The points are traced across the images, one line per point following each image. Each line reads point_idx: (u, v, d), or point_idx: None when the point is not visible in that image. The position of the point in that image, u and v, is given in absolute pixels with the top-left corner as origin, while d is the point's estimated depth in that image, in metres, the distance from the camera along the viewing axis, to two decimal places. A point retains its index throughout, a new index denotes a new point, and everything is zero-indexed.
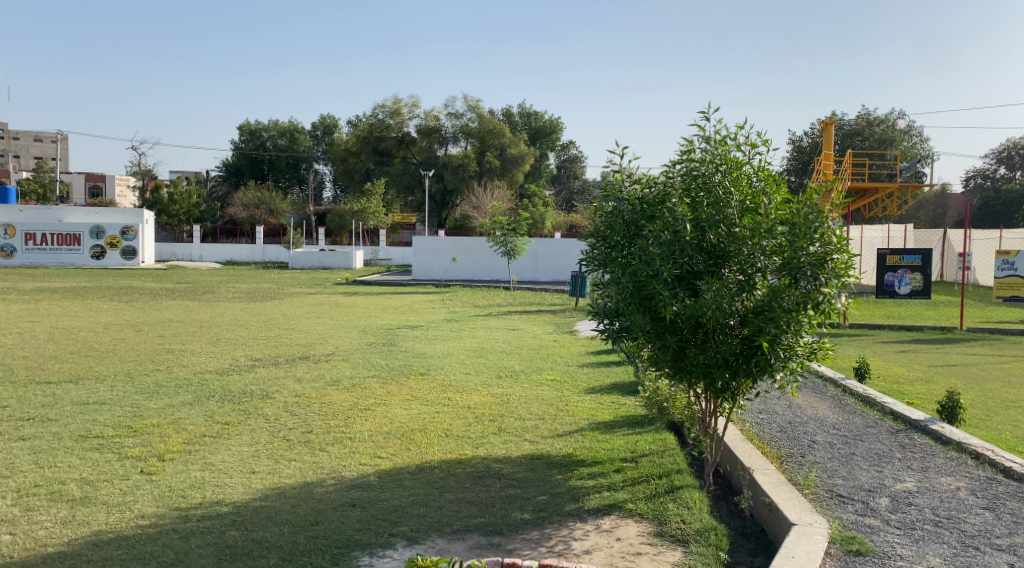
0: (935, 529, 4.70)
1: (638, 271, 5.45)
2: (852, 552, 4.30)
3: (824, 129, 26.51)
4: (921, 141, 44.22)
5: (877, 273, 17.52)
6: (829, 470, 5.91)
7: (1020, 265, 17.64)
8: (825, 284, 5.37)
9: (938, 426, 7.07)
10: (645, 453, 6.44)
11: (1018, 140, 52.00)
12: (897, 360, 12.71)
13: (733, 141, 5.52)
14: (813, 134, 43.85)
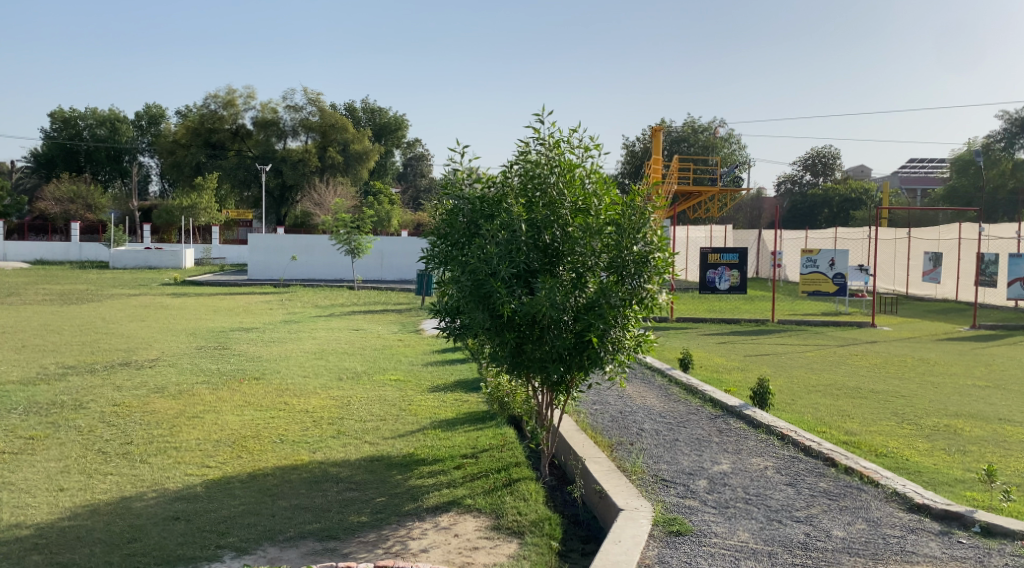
0: (745, 505, 5.11)
1: (477, 270, 5.52)
2: (672, 533, 4.58)
3: (652, 134, 28.04)
4: (739, 148, 47.70)
5: (700, 271, 18.73)
6: (655, 456, 6.27)
7: (821, 263, 19.48)
8: (648, 281, 5.70)
9: (751, 412, 7.68)
10: (485, 448, 6.54)
11: (820, 149, 57.42)
12: (717, 351, 13.67)
13: (566, 143, 5.71)
14: (645, 139, 46.21)
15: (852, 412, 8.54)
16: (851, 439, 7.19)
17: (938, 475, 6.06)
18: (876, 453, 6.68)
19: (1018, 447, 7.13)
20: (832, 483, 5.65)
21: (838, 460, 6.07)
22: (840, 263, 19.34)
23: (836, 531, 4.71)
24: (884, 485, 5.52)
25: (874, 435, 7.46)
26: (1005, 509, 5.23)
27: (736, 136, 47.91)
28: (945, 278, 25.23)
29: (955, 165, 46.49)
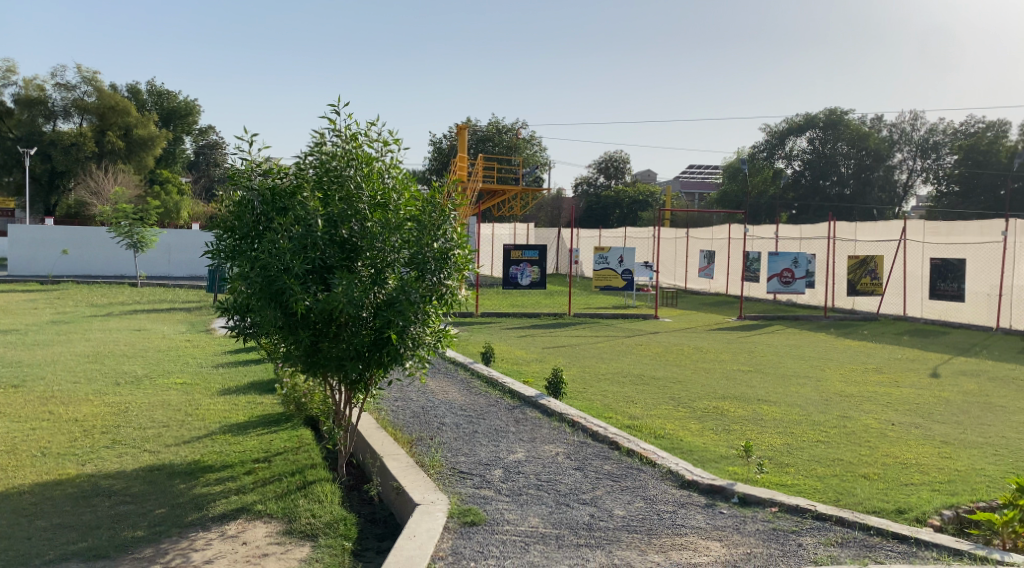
0: (537, 492, 5.33)
1: (268, 266, 5.28)
2: (466, 524, 4.68)
3: (457, 132, 28.35)
4: (540, 149, 49.48)
5: (503, 267, 19.24)
6: (453, 449, 6.36)
7: (612, 260, 20.73)
8: (448, 278, 5.75)
9: (547, 401, 8.01)
10: (278, 451, 6.29)
11: (612, 154, 61.05)
12: (517, 344, 14.14)
13: (363, 137, 5.63)
14: (450, 137, 46.62)
15: (636, 398, 9.16)
16: (634, 423, 7.71)
17: (706, 453, 6.67)
18: (655, 435, 7.23)
19: (773, 424, 8.02)
20: (615, 465, 6.03)
21: (621, 444, 6.51)
22: (629, 260, 20.71)
23: (617, 510, 5.04)
24: (659, 464, 5.99)
25: (654, 418, 8.07)
26: (760, 479, 5.87)
27: (537, 137, 49.65)
28: (718, 274, 27.79)
29: (729, 172, 51.34)
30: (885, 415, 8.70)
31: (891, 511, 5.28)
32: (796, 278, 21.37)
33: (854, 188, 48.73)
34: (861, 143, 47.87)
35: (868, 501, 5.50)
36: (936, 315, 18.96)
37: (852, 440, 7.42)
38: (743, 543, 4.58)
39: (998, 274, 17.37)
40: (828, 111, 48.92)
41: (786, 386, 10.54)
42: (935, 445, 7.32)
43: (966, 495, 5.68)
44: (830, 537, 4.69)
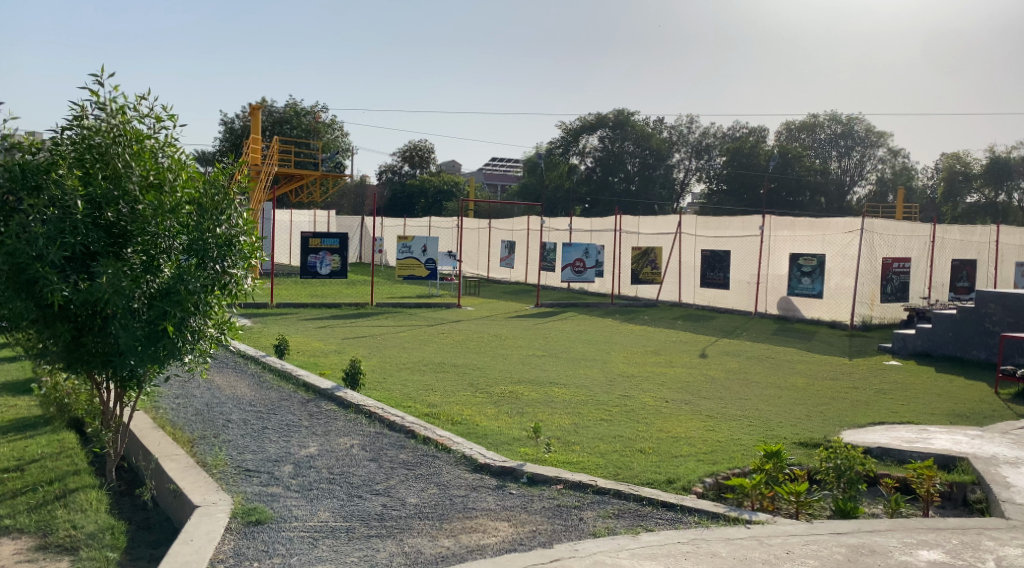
0: (328, 486, 5.20)
1: (17, 252, 4.67)
2: (250, 523, 4.46)
3: (250, 112, 26.90)
4: (342, 135, 48.25)
5: (301, 255, 18.56)
6: (240, 447, 6.05)
7: (415, 249, 20.68)
8: (233, 265, 5.43)
9: (342, 393, 7.84)
10: (34, 459, 5.64)
11: (417, 143, 60.85)
12: (315, 335, 13.70)
13: (132, 111, 5.15)
14: (243, 117, 44.18)
15: (435, 386, 9.23)
16: (431, 411, 7.76)
17: (500, 436, 6.87)
18: (452, 422, 7.32)
19: (563, 405, 8.42)
20: (410, 453, 6.04)
21: (418, 432, 6.53)
22: (431, 249, 20.78)
23: (410, 498, 5.04)
24: (453, 450, 6.08)
25: (451, 405, 8.18)
26: (548, 458, 6.15)
27: (338, 122, 48.32)
28: (517, 264, 28.69)
29: (527, 166, 52.87)
30: (661, 394, 9.44)
31: (662, 482, 5.73)
32: (587, 268, 22.55)
33: (638, 185, 52.39)
34: (645, 143, 51.60)
35: (643, 473, 5.94)
36: (707, 301, 20.86)
37: (633, 418, 7.97)
38: (530, 521, 4.76)
39: (757, 264, 19.43)
40: (617, 112, 52.14)
41: (576, 369, 11.11)
42: (702, 419, 8.06)
43: (725, 462, 6.31)
44: (609, 509, 5.01)
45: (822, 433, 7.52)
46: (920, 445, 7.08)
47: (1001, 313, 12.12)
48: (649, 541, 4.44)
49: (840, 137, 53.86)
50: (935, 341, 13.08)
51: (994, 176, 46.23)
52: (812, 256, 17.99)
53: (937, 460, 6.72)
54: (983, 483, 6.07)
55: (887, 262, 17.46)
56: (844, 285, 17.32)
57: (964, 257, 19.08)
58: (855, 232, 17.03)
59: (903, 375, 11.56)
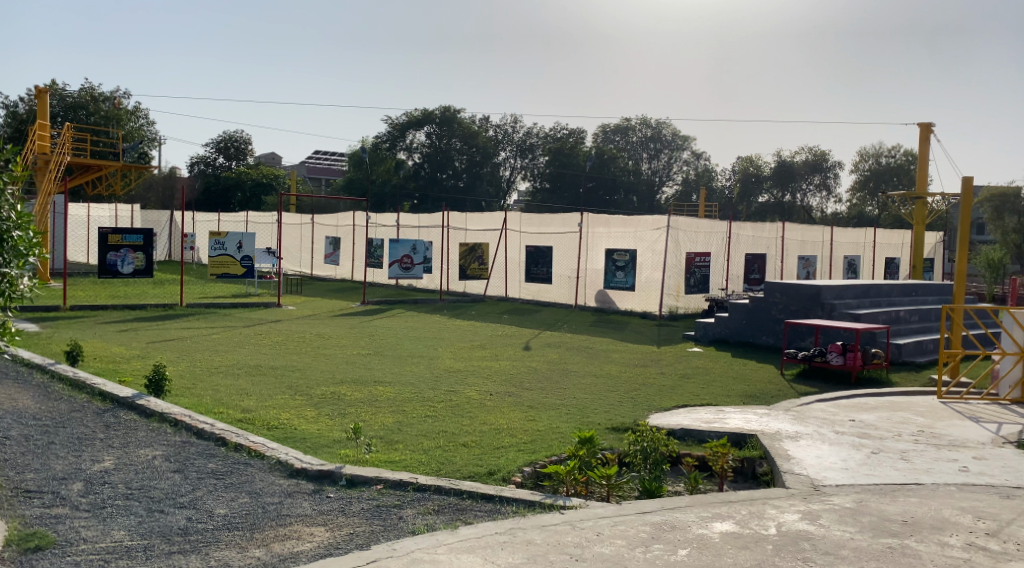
0: (125, 502, 4.81)
1: None
2: (28, 551, 4.02)
3: (37, 96, 24.34)
4: (147, 123, 44.86)
5: (99, 253, 16.99)
6: (19, 466, 5.44)
7: (229, 245, 19.62)
8: (6, 265, 4.86)
9: (144, 401, 7.29)
10: None
11: (233, 133, 57.81)
12: (115, 339, 12.65)
13: None
14: (30, 101, 39.96)
15: (250, 390, 8.80)
16: (245, 416, 7.39)
17: (319, 438, 6.67)
18: (268, 427, 7.01)
19: (386, 404, 8.33)
20: (220, 462, 5.72)
21: (228, 439, 6.19)
22: (248, 246, 19.82)
23: (218, 509, 4.77)
24: (267, 456, 5.83)
25: (269, 409, 7.84)
26: (369, 459, 6.04)
27: (142, 110, 44.87)
28: (342, 260, 28.09)
29: (351, 161, 51.66)
30: (484, 387, 9.58)
31: (482, 474, 5.82)
32: (414, 264, 22.46)
33: (466, 181, 52.80)
34: (471, 140, 52.23)
35: (464, 467, 5.99)
36: (530, 295, 21.47)
37: (456, 412, 8.02)
38: (347, 524, 4.66)
39: (575, 259, 20.23)
40: (443, 109, 52.16)
41: (401, 366, 11.04)
42: (523, 410, 8.26)
43: (543, 451, 6.51)
44: (428, 506, 5.01)
45: (632, 418, 7.95)
46: (717, 425, 7.68)
47: (785, 302, 13.44)
48: (467, 534, 4.49)
49: (650, 140, 57.32)
50: (732, 328, 14.24)
51: (780, 178, 51.25)
52: (625, 251, 19.03)
53: (731, 438, 7.32)
54: (769, 456, 6.69)
55: (690, 256, 18.78)
56: (653, 278, 18.45)
57: (756, 252, 20.92)
58: (663, 228, 18.20)
59: (705, 360, 12.51)
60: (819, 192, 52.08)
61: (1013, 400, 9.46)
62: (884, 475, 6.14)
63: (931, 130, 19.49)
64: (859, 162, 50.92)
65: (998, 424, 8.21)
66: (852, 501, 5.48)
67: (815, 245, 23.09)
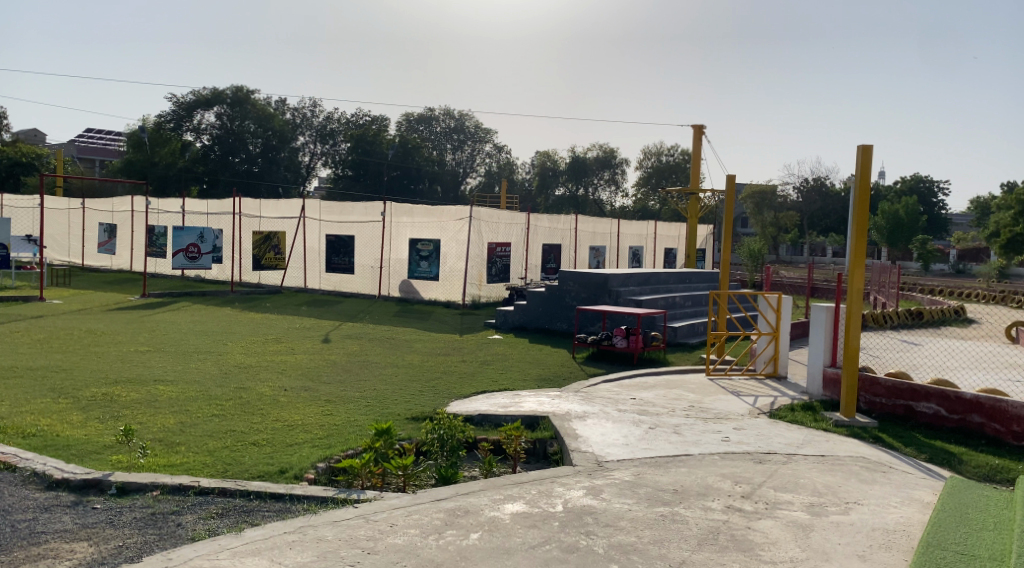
0: None
1: None
2: None
3: None
4: None
5: None
6: None
7: None
8: None
9: None
10: None
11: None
12: None
13: None
14: None
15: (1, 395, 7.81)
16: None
17: (87, 445, 6.06)
18: (23, 435, 6.26)
19: (167, 404, 7.73)
20: None
21: None
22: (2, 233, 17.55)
23: None
24: (21, 468, 5.22)
25: (24, 415, 7.00)
26: (144, 464, 5.58)
27: None
28: (119, 250, 25.74)
29: (129, 141, 46.78)
30: (279, 382, 9.18)
31: (273, 473, 5.57)
32: (202, 254, 21.02)
33: (261, 166, 50.30)
34: (266, 123, 49.71)
35: (254, 466, 5.71)
36: (331, 286, 20.93)
37: (246, 410, 7.62)
38: (115, 536, 4.27)
39: (378, 249, 19.99)
40: (235, 89, 49.42)
41: (185, 363, 10.32)
42: (319, 404, 8.03)
43: (338, 445, 6.36)
44: (211, 510, 4.71)
45: (431, 407, 7.99)
46: (512, 409, 7.92)
47: (576, 289, 14.15)
48: (251, 536, 4.28)
49: (453, 131, 57.76)
50: (528, 316, 14.76)
51: (575, 173, 53.82)
52: (428, 241, 19.09)
53: (525, 421, 7.58)
54: (558, 436, 7.02)
55: (491, 246, 19.19)
56: (455, 267, 18.66)
57: (551, 242, 21.81)
58: (465, 218, 18.48)
59: (503, 347, 12.85)
60: (609, 186, 55.27)
61: (768, 374, 10.63)
62: (660, 448, 6.65)
63: (702, 132, 21.32)
64: (643, 159, 54.76)
65: (755, 397, 9.18)
66: (631, 474, 5.88)
67: (604, 236, 24.47)
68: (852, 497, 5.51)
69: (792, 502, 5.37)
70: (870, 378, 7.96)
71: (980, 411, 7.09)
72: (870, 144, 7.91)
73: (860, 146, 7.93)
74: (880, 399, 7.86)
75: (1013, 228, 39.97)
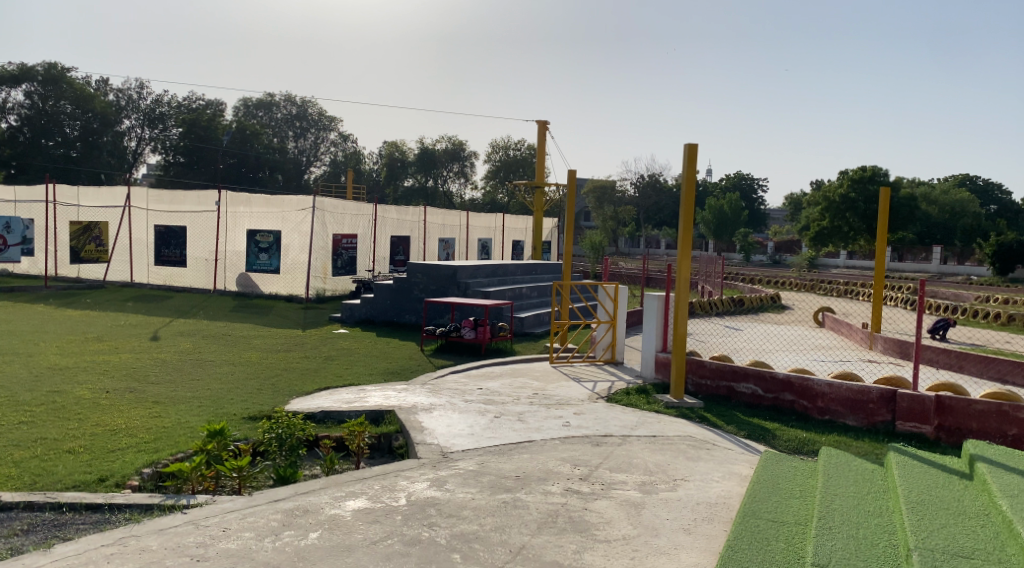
0: None
1: None
2: None
3: None
4: None
5: None
6: None
7: None
8: None
9: None
10: None
11: None
12: None
13: None
14: None
15: None
16: None
17: None
18: None
19: None
20: None
21: None
22: None
23: None
24: None
25: None
26: None
27: None
28: None
29: None
30: (98, 384, 8.51)
31: (91, 482, 5.17)
32: (9, 246, 20.30)
33: (80, 151, 46.22)
34: (84, 104, 45.81)
35: (69, 476, 5.28)
36: (161, 280, 19.66)
37: (61, 415, 7.03)
38: None
39: (213, 240, 18.99)
40: (47, 65, 45.02)
41: None
42: (146, 406, 7.54)
43: (167, 449, 5.99)
44: (14, 527, 4.31)
45: (270, 405, 7.70)
46: (356, 404, 7.79)
47: (424, 282, 14.12)
48: (62, 552, 3.96)
49: (295, 118, 55.75)
50: (374, 308, 14.55)
51: (424, 165, 53.43)
52: (268, 233, 18.35)
53: (369, 416, 7.48)
54: (403, 430, 6.98)
55: (336, 238, 18.71)
56: (298, 260, 18.04)
57: (399, 234, 21.59)
58: (307, 209, 17.89)
59: (347, 341, 12.60)
60: (457, 178, 55.54)
61: (607, 360, 11.10)
62: (503, 436, 6.77)
63: (546, 127, 21.79)
64: (491, 153, 55.29)
65: (594, 382, 9.56)
66: (474, 464, 5.95)
67: (453, 228, 24.50)
68: (679, 474, 5.87)
69: (626, 482, 5.64)
70: (697, 361, 8.50)
71: (791, 389, 7.75)
72: (696, 143, 8.41)
73: (687, 144, 8.42)
74: (705, 380, 8.41)
75: (821, 223, 44.22)
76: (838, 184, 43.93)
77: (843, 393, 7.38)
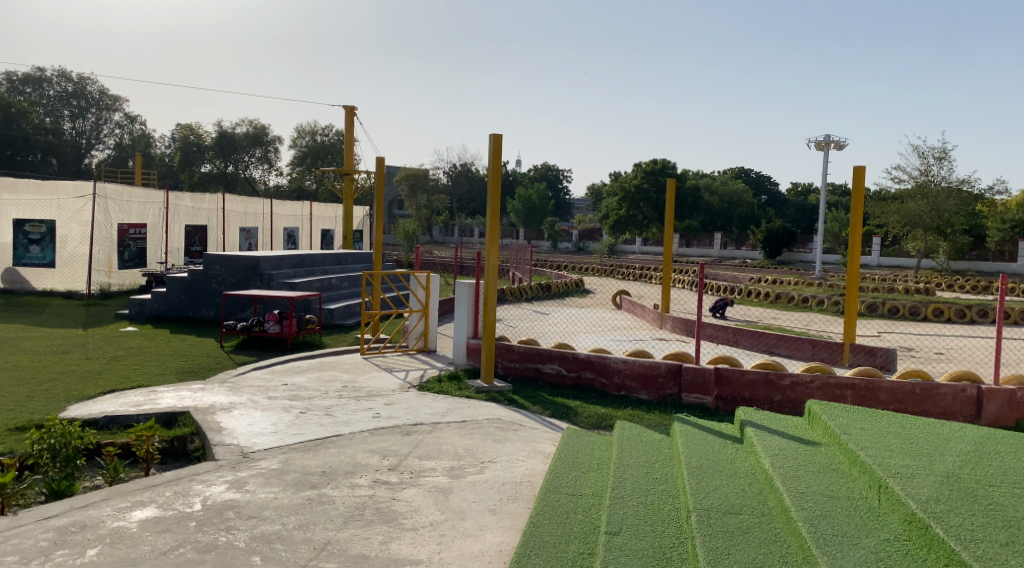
0: None
1: None
2: None
3: None
4: None
5: None
6: None
7: None
8: None
9: None
10: None
11: None
12: None
13: None
14: None
15: None
16: None
17: None
18: None
19: None
20: None
21: None
22: None
23: None
24: None
25: None
26: None
27: None
28: None
29: None
30: None
31: None
32: None
33: None
34: None
35: None
36: None
37: None
38: None
39: None
40: None
41: None
42: None
43: None
44: None
45: (41, 413, 6.95)
46: (146, 406, 7.23)
47: (225, 274, 13.37)
48: None
49: (71, 96, 50.39)
50: (167, 303, 13.54)
51: (223, 149, 50.55)
52: (39, 222, 16.52)
53: (161, 418, 6.99)
54: (199, 431, 6.58)
55: (123, 228, 17.19)
56: (78, 253, 16.42)
57: (196, 224, 20.21)
58: (86, 196, 16.31)
59: (137, 339, 11.65)
60: (261, 164, 52.96)
61: (419, 349, 11.10)
62: (310, 432, 6.57)
63: (354, 113, 21.32)
64: (297, 138, 53.26)
65: (406, 372, 9.52)
66: (278, 462, 5.73)
67: (256, 217, 23.34)
68: (487, 456, 6.00)
69: (435, 468, 5.68)
70: (505, 346, 8.71)
71: (592, 368, 8.16)
72: (501, 134, 8.59)
73: (493, 135, 8.58)
74: (513, 363, 8.66)
75: (618, 212, 46.83)
76: (634, 175, 47.06)
77: (635, 368, 7.89)
